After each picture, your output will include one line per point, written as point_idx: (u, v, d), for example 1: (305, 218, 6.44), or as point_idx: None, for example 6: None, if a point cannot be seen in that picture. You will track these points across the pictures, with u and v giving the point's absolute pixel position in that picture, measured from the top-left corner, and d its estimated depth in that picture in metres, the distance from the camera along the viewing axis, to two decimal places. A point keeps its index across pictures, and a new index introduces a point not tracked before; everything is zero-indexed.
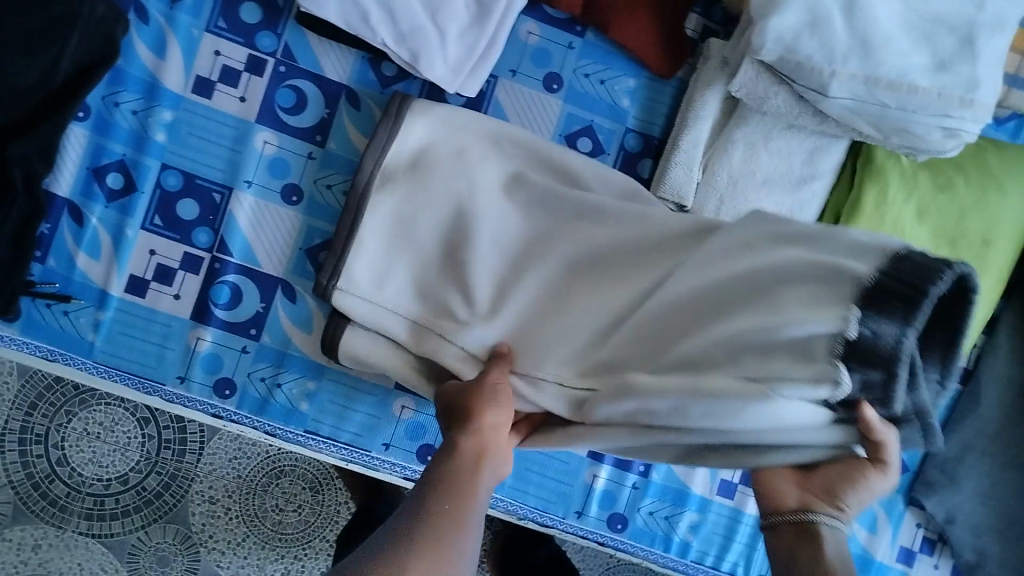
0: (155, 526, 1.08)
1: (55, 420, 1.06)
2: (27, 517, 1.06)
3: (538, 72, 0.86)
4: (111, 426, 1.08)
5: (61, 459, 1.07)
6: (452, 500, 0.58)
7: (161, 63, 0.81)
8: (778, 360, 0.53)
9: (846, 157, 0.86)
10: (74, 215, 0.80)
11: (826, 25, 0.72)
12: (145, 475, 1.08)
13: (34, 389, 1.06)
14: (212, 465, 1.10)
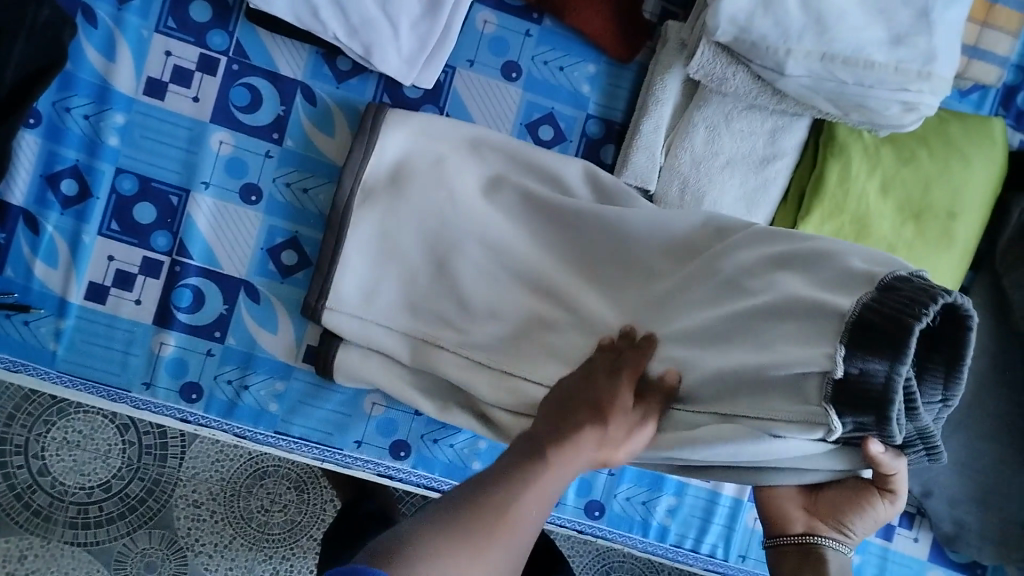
0: (141, 531, 1.07)
1: (34, 430, 1.06)
2: (11, 529, 1.05)
3: (496, 61, 0.85)
4: (91, 434, 1.07)
5: (42, 469, 1.06)
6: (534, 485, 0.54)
7: (111, 66, 0.80)
8: (778, 399, 0.59)
9: (808, 136, 0.85)
10: (29, 224, 0.79)
11: (779, 4, 0.71)
12: (128, 481, 1.07)
13: (11, 400, 1.05)
14: (195, 469, 1.09)
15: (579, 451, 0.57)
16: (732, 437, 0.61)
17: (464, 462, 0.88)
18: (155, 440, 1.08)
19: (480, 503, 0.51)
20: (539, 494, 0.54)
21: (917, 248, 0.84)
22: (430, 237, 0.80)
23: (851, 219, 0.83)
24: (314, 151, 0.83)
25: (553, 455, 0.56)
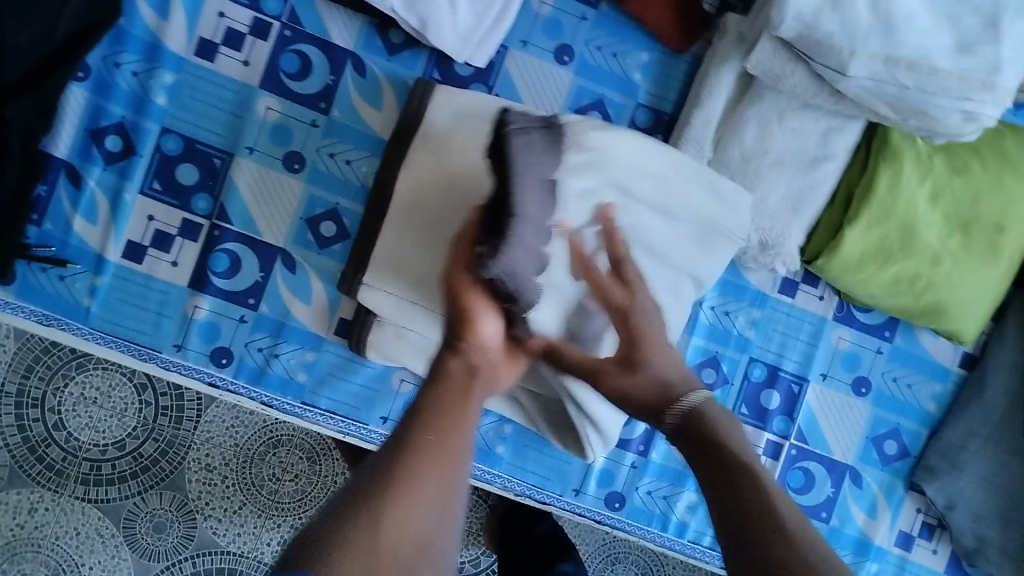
0: (152, 492, 1.03)
1: (52, 384, 1.01)
2: (22, 480, 1.00)
3: (548, 44, 0.84)
4: (108, 391, 1.02)
5: (57, 423, 1.01)
6: (437, 430, 0.50)
7: (163, 24, 0.79)
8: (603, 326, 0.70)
9: (861, 138, 0.83)
10: (71, 177, 0.79)
11: (847, 4, 0.70)
12: (142, 441, 1.03)
13: (30, 351, 1.00)
14: (210, 432, 1.05)
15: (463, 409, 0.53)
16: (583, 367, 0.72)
17: (487, 445, 0.88)
18: (171, 402, 1.04)
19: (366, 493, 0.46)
20: (441, 428, 0.50)
21: (963, 261, 0.83)
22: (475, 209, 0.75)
23: (899, 226, 0.81)
24: (360, 123, 0.82)
25: (434, 390, 0.53)
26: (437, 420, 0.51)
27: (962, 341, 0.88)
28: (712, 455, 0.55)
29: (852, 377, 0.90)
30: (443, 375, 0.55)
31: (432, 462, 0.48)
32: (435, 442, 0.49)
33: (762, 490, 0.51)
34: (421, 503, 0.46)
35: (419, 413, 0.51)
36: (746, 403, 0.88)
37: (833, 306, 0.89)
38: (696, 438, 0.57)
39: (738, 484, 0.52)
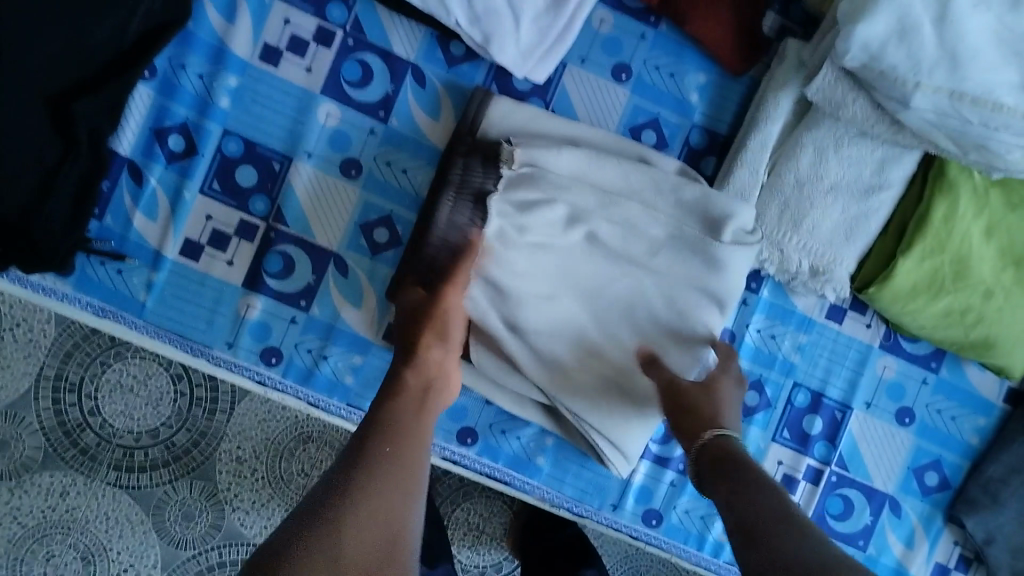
0: (182, 481, 1.02)
1: (90, 370, 1.00)
2: (56, 463, 1.00)
3: (607, 61, 0.84)
4: (144, 380, 1.01)
5: (93, 409, 1.01)
6: (392, 442, 0.62)
7: (229, 27, 0.80)
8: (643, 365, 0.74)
9: (916, 169, 0.83)
10: (133, 174, 0.80)
11: (916, 35, 0.70)
12: (175, 431, 1.02)
13: (71, 337, 1.00)
14: (242, 426, 1.03)
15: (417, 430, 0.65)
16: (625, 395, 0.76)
17: (528, 456, 0.88)
18: (206, 393, 1.02)
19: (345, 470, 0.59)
20: (398, 438, 0.63)
21: (1015, 296, 0.83)
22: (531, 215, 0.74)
23: (952, 259, 0.82)
24: (417, 132, 0.83)
25: (390, 404, 0.65)
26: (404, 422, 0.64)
27: (1010, 376, 0.88)
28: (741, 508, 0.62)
29: (896, 408, 0.90)
30: (400, 392, 0.67)
31: (387, 466, 0.60)
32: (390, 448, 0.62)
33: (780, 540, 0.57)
34: (373, 511, 0.57)
35: (378, 418, 0.64)
36: (788, 427, 0.89)
37: (879, 335, 0.89)
38: (721, 469, 0.67)
39: (765, 528, 0.58)
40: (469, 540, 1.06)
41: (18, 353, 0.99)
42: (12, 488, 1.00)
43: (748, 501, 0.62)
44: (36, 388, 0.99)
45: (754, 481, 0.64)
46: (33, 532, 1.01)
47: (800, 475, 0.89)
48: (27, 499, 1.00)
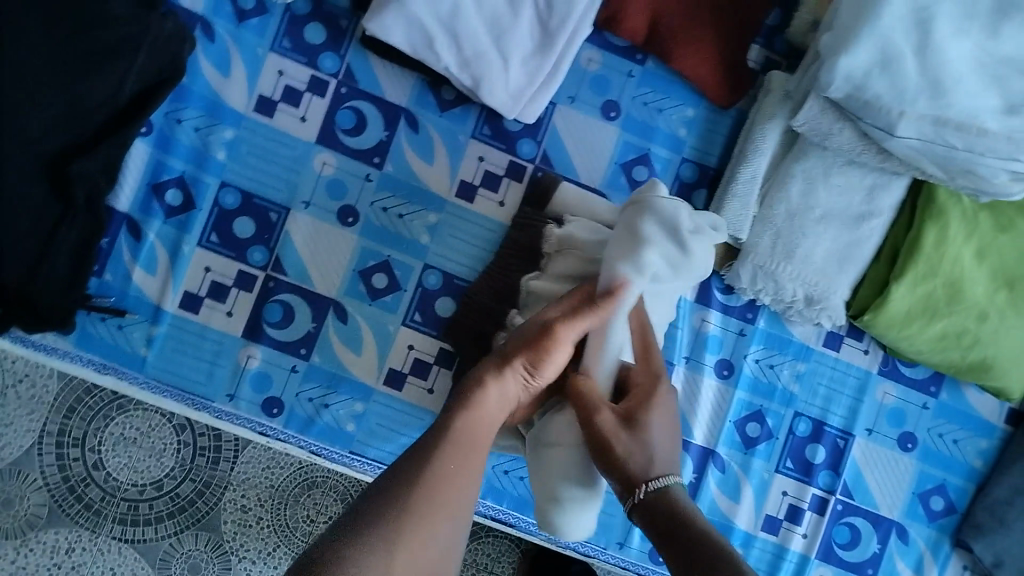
0: (188, 533, 1.01)
1: (93, 424, 1.00)
2: (61, 520, 0.99)
3: (596, 100, 0.85)
4: (147, 431, 1.01)
5: (97, 463, 1.00)
6: (457, 459, 0.56)
7: (224, 82, 0.82)
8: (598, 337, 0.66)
9: (906, 195, 0.84)
10: (131, 230, 0.81)
11: (898, 65, 0.71)
12: (179, 481, 1.01)
13: (72, 392, 1.00)
14: (246, 474, 1.02)
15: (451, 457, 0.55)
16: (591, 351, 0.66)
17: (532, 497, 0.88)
18: (210, 442, 1.02)
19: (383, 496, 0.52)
20: (465, 454, 0.56)
21: (1010, 318, 0.84)
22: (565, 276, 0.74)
23: (945, 283, 0.82)
24: (410, 176, 0.84)
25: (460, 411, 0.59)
26: (461, 434, 0.57)
27: (1011, 397, 0.88)
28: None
29: (898, 433, 0.90)
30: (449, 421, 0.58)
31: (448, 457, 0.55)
32: (457, 467, 0.55)
33: None
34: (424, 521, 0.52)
35: (450, 422, 0.58)
36: (792, 457, 0.89)
37: (878, 360, 0.90)
38: (659, 531, 0.59)
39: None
40: None
41: (20, 410, 0.99)
42: (16, 547, 0.98)
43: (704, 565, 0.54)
44: (39, 444, 0.99)
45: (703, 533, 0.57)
46: None
47: (806, 505, 0.89)
48: (31, 558, 0.99)
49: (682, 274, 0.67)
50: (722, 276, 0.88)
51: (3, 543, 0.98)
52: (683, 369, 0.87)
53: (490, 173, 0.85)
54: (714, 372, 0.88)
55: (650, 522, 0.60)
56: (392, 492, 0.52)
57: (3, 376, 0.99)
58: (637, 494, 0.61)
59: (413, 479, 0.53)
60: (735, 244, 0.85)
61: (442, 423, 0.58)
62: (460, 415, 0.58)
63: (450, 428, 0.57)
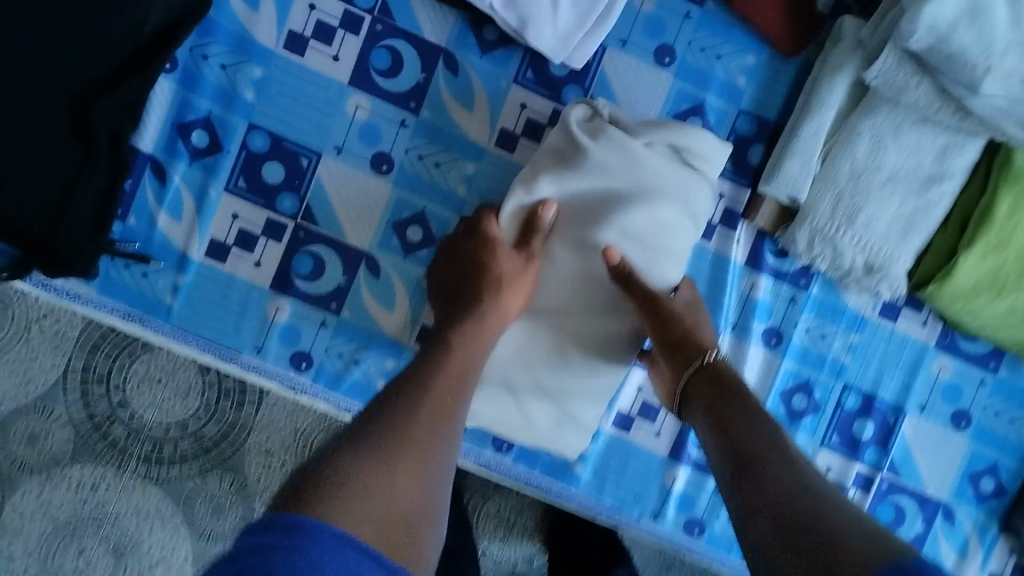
0: (212, 474, 1.00)
1: (118, 362, 0.98)
2: (86, 457, 0.98)
3: (650, 44, 0.79)
4: (172, 372, 0.99)
5: (121, 401, 0.98)
6: (452, 384, 0.62)
7: (253, 15, 0.77)
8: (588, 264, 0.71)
9: (981, 157, 0.78)
10: (156, 172, 0.77)
11: (987, 16, 0.65)
12: (204, 422, 0.99)
13: (96, 329, 0.98)
14: (271, 418, 1.00)
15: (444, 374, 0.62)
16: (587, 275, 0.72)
17: (566, 465, 0.85)
18: (234, 385, 1.00)
19: (378, 419, 0.56)
20: (456, 380, 0.62)
21: None
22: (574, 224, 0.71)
23: (1016, 255, 0.77)
24: (450, 123, 0.79)
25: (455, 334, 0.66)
26: (451, 365, 0.63)
27: None
28: (729, 434, 0.60)
29: (951, 411, 0.86)
30: (443, 342, 0.65)
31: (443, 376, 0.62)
32: (450, 400, 0.61)
33: (767, 473, 0.55)
34: (423, 428, 0.57)
35: (446, 340, 0.65)
36: (838, 431, 0.85)
37: (936, 333, 0.84)
38: (705, 382, 0.66)
39: (757, 455, 0.57)
40: (500, 532, 1.01)
41: (45, 345, 0.97)
42: (41, 481, 0.98)
43: (731, 430, 0.60)
44: (64, 380, 0.97)
45: (737, 406, 0.62)
46: (64, 525, 0.99)
47: (850, 483, 0.86)
48: (56, 493, 0.98)
49: (585, 172, 0.70)
50: (775, 239, 0.83)
51: (28, 478, 0.98)
52: (729, 335, 0.83)
53: (533, 122, 0.80)
54: (762, 338, 0.83)
55: (701, 390, 0.66)
56: (389, 416, 0.56)
57: (27, 312, 0.97)
58: (705, 356, 0.68)
59: (406, 407, 0.58)
60: (792, 205, 0.80)
61: (436, 347, 0.65)
62: (454, 349, 0.64)
63: (448, 342, 0.65)
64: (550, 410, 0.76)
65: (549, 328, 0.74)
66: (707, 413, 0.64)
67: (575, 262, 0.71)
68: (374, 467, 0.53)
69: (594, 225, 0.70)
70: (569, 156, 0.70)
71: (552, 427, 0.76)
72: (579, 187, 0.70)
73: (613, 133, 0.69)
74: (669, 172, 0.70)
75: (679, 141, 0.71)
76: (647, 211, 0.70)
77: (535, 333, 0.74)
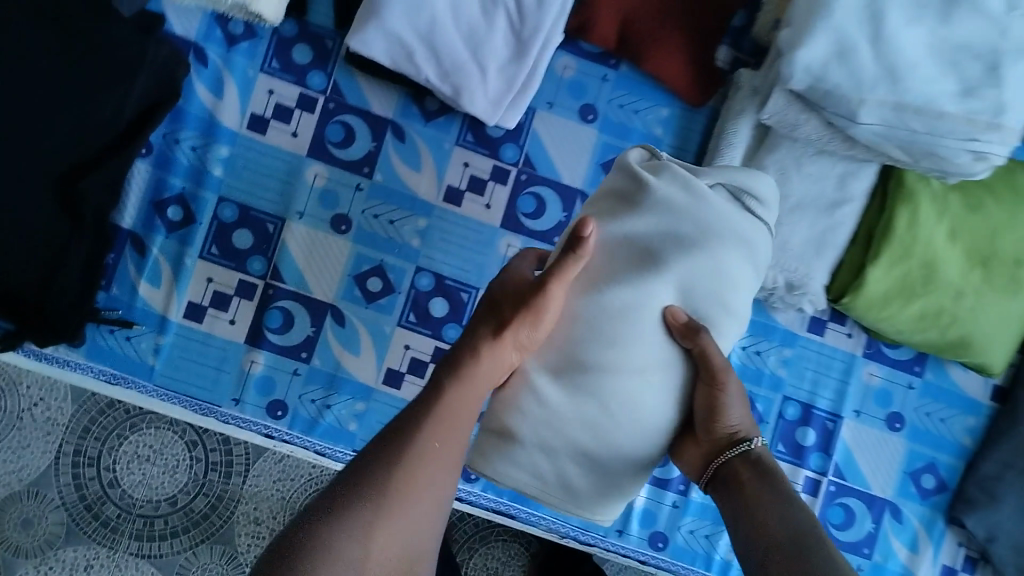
0: (203, 546, 1.04)
1: (108, 444, 1.04)
2: (79, 537, 1.03)
3: (574, 104, 0.89)
4: (160, 449, 1.05)
5: (112, 481, 1.04)
6: (443, 435, 0.59)
7: (218, 102, 0.86)
8: (631, 321, 0.61)
9: (877, 181, 0.87)
10: (136, 246, 0.86)
11: (854, 55, 0.75)
12: (193, 496, 1.04)
13: (87, 414, 1.04)
14: (258, 487, 1.05)
15: (435, 429, 0.59)
16: (631, 337, 0.61)
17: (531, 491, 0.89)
18: (221, 457, 1.05)
19: (361, 480, 0.56)
20: (449, 427, 0.59)
21: (986, 295, 0.86)
22: (618, 268, 0.62)
23: (920, 264, 0.85)
24: (401, 184, 0.88)
25: (454, 373, 0.61)
26: (448, 410, 0.60)
27: (991, 373, 0.90)
28: (765, 527, 0.61)
29: (885, 414, 0.92)
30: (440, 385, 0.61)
31: (435, 426, 0.59)
32: (440, 448, 0.59)
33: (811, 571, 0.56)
34: (408, 491, 0.56)
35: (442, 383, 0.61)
36: (783, 440, 0.91)
37: (862, 343, 0.92)
38: (746, 470, 0.65)
39: (793, 559, 0.58)
40: None
41: (37, 433, 1.03)
42: (37, 566, 1.02)
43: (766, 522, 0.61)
44: (56, 465, 1.03)
45: (779, 505, 0.62)
46: None
47: (800, 487, 0.91)
48: None
49: (649, 207, 0.62)
50: None
51: (24, 562, 1.02)
52: None
53: (476, 177, 0.89)
54: None
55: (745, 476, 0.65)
56: (373, 478, 0.56)
57: (19, 402, 1.03)
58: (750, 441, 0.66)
59: (392, 462, 0.57)
60: None
61: (432, 389, 0.61)
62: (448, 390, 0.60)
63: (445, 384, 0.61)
64: (590, 475, 0.64)
65: (589, 390, 0.61)
66: (739, 501, 0.64)
67: (611, 318, 0.61)
68: (352, 538, 0.54)
69: (641, 270, 0.61)
70: (630, 194, 0.63)
71: (592, 491, 0.65)
72: (635, 226, 0.62)
73: (676, 169, 0.64)
74: (731, 215, 0.64)
75: (741, 184, 0.66)
76: (704, 261, 0.62)
77: (581, 405, 0.61)
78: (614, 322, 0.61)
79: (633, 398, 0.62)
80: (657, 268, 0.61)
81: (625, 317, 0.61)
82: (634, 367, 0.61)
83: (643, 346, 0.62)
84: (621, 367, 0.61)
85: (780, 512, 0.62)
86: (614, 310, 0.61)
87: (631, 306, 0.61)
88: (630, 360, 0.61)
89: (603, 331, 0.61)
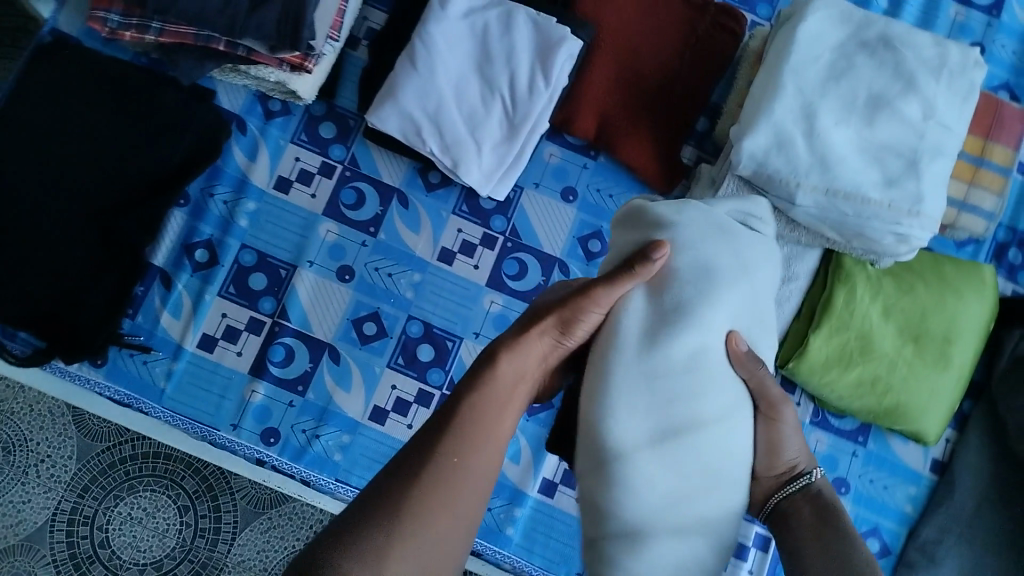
0: None
1: (104, 503, 1.10)
2: None
3: (557, 185, 1.03)
4: (153, 512, 1.10)
5: (103, 541, 1.09)
6: (462, 450, 0.59)
7: (251, 164, 1.00)
8: (708, 360, 0.61)
9: (819, 266, 0.99)
10: (163, 281, 0.97)
11: (791, 146, 0.88)
12: (178, 562, 1.09)
13: (88, 471, 1.10)
14: (242, 556, 1.08)
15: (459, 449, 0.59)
16: (699, 382, 0.61)
17: (498, 526, 0.95)
18: (210, 523, 1.09)
19: (383, 502, 0.55)
20: (470, 443, 0.59)
21: (917, 367, 0.95)
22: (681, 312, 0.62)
23: (856, 335, 0.95)
24: (401, 244, 1.00)
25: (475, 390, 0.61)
26: (467, 426, 0.60)
27: (926, 442, 0.98)
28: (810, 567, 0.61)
29: (832, 478, 0.99)
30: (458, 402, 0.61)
31: (452, 442, 0.59)
32: (460, 462, 0.58)
33: None
34: (427, 509, 0.56)
35: (460, 400, 0.61)
36: None
37: (809, 411, 1.00)
38: (803, 507, 0.67)
39: None
40: None
41: (39, 489, 1.09)
42: None
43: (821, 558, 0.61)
44: (52, 522, 1.09)
45: (834, 539, 0.62)
46: None
47: (750, 542, 0.97)
48: None
49: (690, 241, 0.64)
50: None
51: None
52: None
53: (467, 242, 1.01)
54: None
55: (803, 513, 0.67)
56: (394, 497, 0.56)
57: (27, 457, 1.10)
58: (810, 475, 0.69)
59: (409, 483, 0.57)
60: None
61: (451, 406, 0.61)
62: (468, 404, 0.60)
63: (465, 401, 0.61)
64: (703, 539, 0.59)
65: (683, 446, 0.59)
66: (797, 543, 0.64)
67: (686, 362, 0.61)
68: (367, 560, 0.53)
69: (706, 309, 0.62)
70: (654, 224, 0.65)
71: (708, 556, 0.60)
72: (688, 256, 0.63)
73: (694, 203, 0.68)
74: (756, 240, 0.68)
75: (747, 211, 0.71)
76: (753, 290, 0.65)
77: (676, 458, 0.59)
78: (682, 375, 0.60)
79: (721, 446, 0.61)
80: (711, 297, 0.62)
81: (698, 356, 0.61)
82: (716, 410, 0.61)
83: (717, 391, 0.62)
84: (701, 414, 0.60)
85: (836, 556, 0.61)
86: (687, 352, 0.61)
87: (702, 349, 0.61)
88: (714, 404, 0.61)
89: (676, 379, 0.60)
